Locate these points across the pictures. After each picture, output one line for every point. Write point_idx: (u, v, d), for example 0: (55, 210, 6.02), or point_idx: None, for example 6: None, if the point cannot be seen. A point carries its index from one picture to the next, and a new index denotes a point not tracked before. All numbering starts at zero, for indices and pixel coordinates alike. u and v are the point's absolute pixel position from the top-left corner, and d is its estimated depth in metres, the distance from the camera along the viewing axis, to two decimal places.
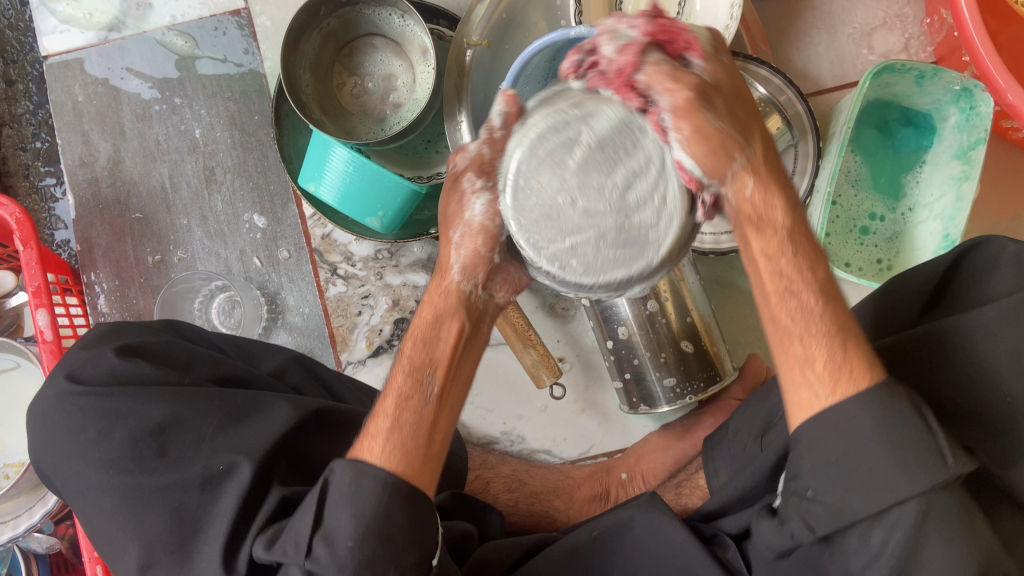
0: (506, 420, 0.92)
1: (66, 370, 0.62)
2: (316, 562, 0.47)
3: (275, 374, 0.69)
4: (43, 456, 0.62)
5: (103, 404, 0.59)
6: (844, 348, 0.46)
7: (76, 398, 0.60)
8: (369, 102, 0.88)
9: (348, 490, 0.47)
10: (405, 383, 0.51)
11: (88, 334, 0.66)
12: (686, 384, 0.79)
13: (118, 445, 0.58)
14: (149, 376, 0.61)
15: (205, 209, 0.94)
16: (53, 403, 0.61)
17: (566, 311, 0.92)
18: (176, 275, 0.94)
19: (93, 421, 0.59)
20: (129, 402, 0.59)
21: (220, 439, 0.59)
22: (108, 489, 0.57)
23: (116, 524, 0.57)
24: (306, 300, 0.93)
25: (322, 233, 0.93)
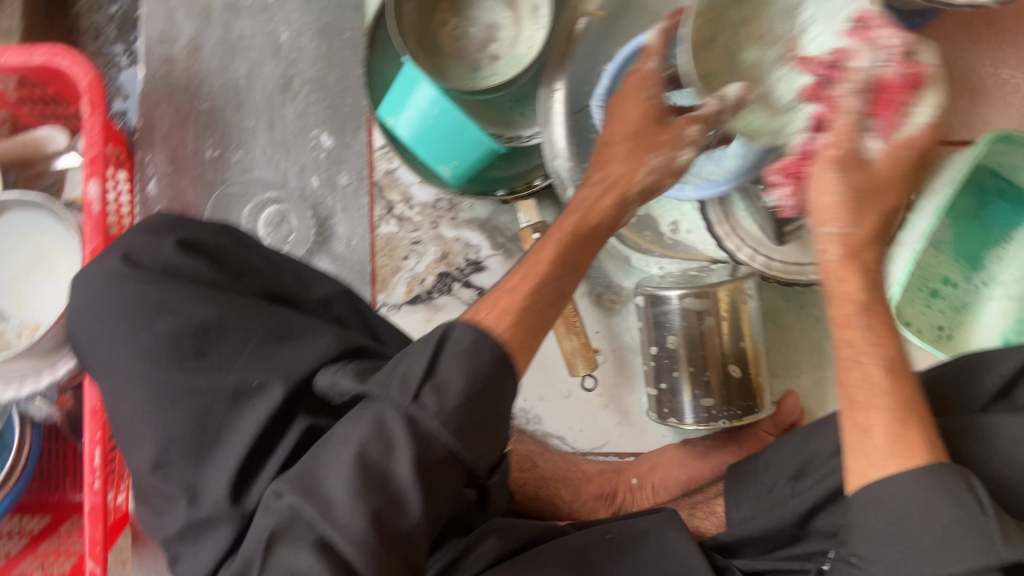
0: (527, 398, 0.91)
1: (123, 248, 0.60)
2: (421, 408, 0.46)
3: (322, 301, 0.67)
4: (78, 330, 0.60)
5: (152, 294, 0.58)
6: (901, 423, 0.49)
7: (126, 280, 0.58)
8: (467, 46, 0.84)
9: (466, 351, 0.48)
10: (548, 281, 0.55)
11: (150, 218, 0.63)
12: (724, 408, 0.76)
13: (158, 337, 0.57)
14: (203, 277, 0.60)
15: (274, 115, 0.91)
16: (100, 278, 0.59)
17: (613, 304, 0.90)
18: (231, 176, 0.91)
19: (138, 308, 0.58)
20: (180, 298, 0.58)
21: (259, 353, 0.57)
22: (138, 378, 0.56)
23: (140, 415, 0.55)
24: (356, 233, 0.91)
25: (387, 168, 0.90)
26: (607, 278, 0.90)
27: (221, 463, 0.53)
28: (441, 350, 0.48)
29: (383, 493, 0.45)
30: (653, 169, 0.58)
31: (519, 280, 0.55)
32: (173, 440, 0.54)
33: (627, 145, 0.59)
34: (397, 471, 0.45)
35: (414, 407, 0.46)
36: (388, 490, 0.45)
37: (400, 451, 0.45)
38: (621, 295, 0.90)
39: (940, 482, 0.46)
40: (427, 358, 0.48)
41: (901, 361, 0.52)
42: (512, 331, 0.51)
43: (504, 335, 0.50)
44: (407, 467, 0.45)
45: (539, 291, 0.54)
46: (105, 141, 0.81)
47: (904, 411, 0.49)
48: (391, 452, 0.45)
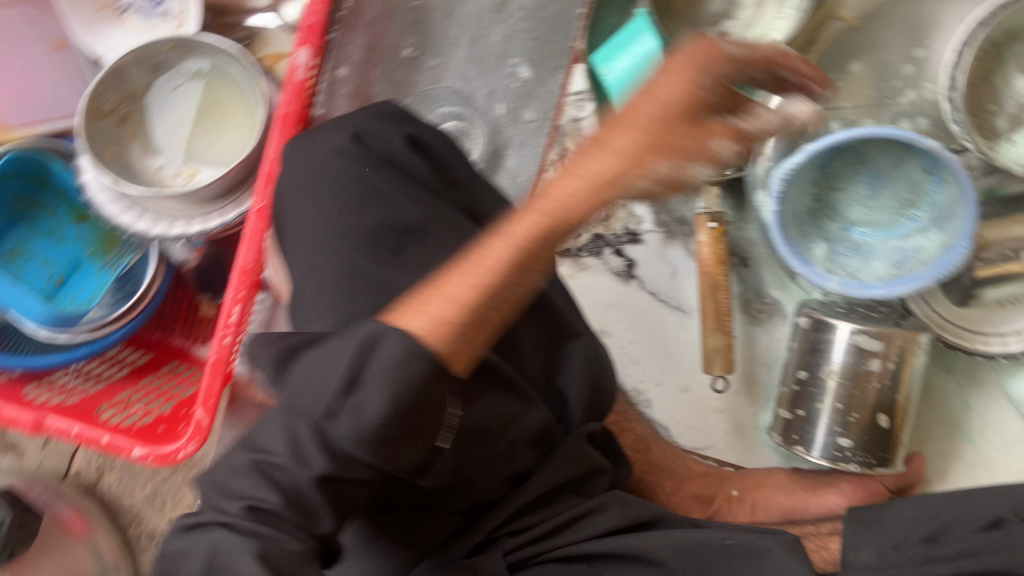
0: (643, 379, 0.89)
1: (354, 126, 0.61)
2: (336, 427, 0.41)
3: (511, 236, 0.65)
4: (283, 191, 0.61)
5: (370, 180, 0.58)
6: None
7: (347, 158, 0.58)
8: (699, 19, 0.83)
9: (365, 357, 0.41)
10: (500, 271, 0.42)
11: (381, 104, 0.64)
12: (859, 453, 0.75)
13: (364, 223, 0.56)
14: (418, 177, 0.60)
15: (480, 33, 0.89)
16: (326, 149, 0.60)
17: (758, 314, 0.88)
18: (421, 81, 0.90)
19: (353, 189, 0.57)
20: (394, 189, 0.58)
21: (452, 269, 0.56)
22: (332, 254, 0.55)
23: (321, 290, 0.55)
24: (524, 170, 0.88)
25: (575, 115, 0.89)
26: (760, 287, 0.88)
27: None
28: (363, 364, 0.41)
29: (301, 509, 0.42)
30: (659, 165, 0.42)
31: (456, 277, 0.43)
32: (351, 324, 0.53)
33: (653, 125, 0.42)
34: (303, 482, 0.41)
35: (328, 425, 0.41)
36: (306, 502, 0.42)
37: (313, 464, 0.41)
38: (772, 307, 0.88)
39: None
40: (347, 371, 0.41)
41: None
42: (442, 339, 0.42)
43: (441, 355, 0.41)
44: (309, 478, 0.41)
45: (460, 309, 0.42)
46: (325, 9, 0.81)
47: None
48: (303, 464, 0.41)
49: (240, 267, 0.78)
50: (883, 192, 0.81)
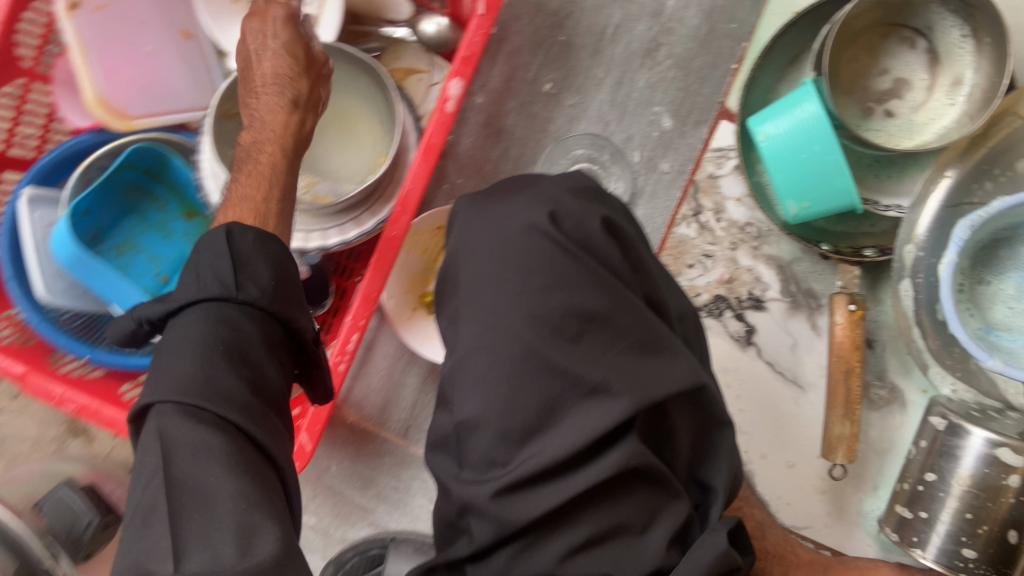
0: (749, 450, 0.87)
1: (549, 202, 0.60)
2: (247, 294, 0.51)
3: (682, 317, 0.65)
4: (463, 253, 0.62)
5: (560, 263, 0.58)
6: None
7: (540, 240, 0.59)
8: (865, 92, 0.80)
9: (206, 245, 0.52)
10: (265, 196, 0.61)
11: (573, 176, 0.63)
12: (982, 567, 0.71)
13: (548, 307, 0.57)
14: (606, 263, 0.60)
15: (626, 76, 0.87)
16: (517, 221, 0.61)
17: (877, 400, 0.85)
18: (556, 117, 0.87)
19: (542, 272, 0.58)
20: (582, 277, 0.58)
21: (623, 362, 0.58)
22: (513, 336, 0.57)
23: (493, 372, 0.57)
24: (653, 221, 0.88)
25: (712, 172, 0.86)
26: (882, 371, 0.85)
27: (544, 451, 0.55)
28: (229, 244, 0.52)
29: (246, 370, 0.48)
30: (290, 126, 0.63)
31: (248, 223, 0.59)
32: (521, 409, 0.56)
33: None
34: (254, 355, 0.49)
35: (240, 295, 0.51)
36: (251, 373, 0.48)
37: (248, 336, 0.50)
38: (891, 394, 0.85)
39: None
40: (230, 254, 0.52)
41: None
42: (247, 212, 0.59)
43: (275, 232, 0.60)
44: (255, 337, 0.50)
45: None
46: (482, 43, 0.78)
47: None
48: (235, 347, 0.48)
49: (363, 295, 0.76)
50: None
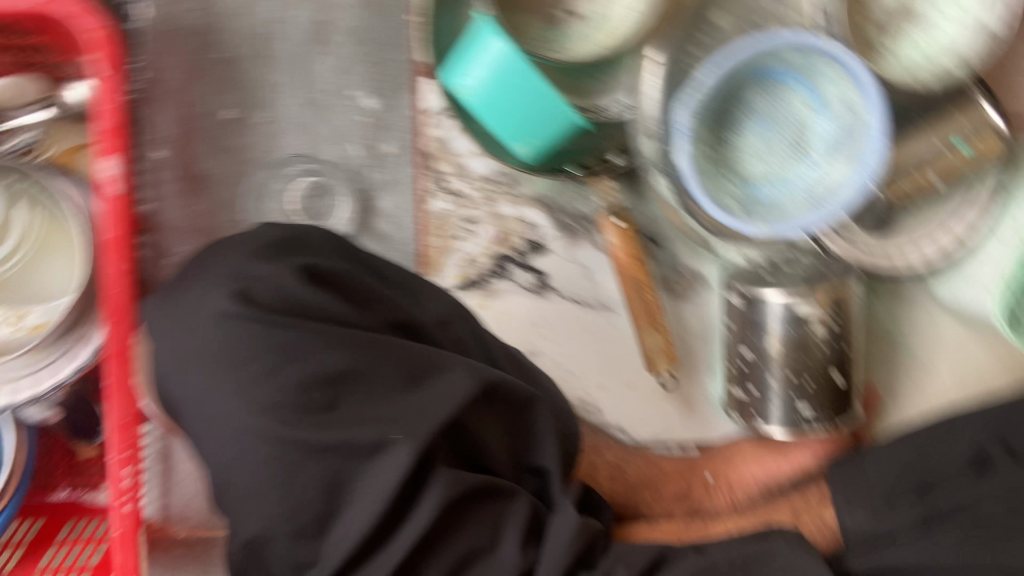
0: (587, 388, 0.85)
1: (236, 281, 0.53)
2: None
3: (441, 321, 0.60)
4: (170, 369, 0.52)
5: (278, 336, 0.51)
6: None
7: (243, 322, 0.51)
8: (546, 3, 0.75)
9: None
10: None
11: (259, 236, 0.56)
12: (818, 414, 0.74)
13: (284, 386, 0.49)
14: (331, 312, 0.53)
15: (306, 71, 0.78)
16: (209, 312, 0.52)
17: (680, 290, 0.84)
18: (252, 142, 0.78)
19: (262, 353, 0.50)
20: (308, 340, 0.51)
21: (392, 403, 0.52)
22: (259, 435, 0.48)
23: (257, 482, 0.48)
24: (402, 209, 0.80)
25: (439, 135, 0.79)
26: (676, 263, 0.84)
27: (344, 536, 0.48)
28: None
29: None
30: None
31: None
32: (303, 507, 0.48)
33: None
34: None
35: None
36: None
37: None
38: (691, 279, 0.84)
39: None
40: None
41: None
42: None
43: None
44: None
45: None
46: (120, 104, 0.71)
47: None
48: None
49: (118, 425, 0.68)
50: (773, 141, 0.75)
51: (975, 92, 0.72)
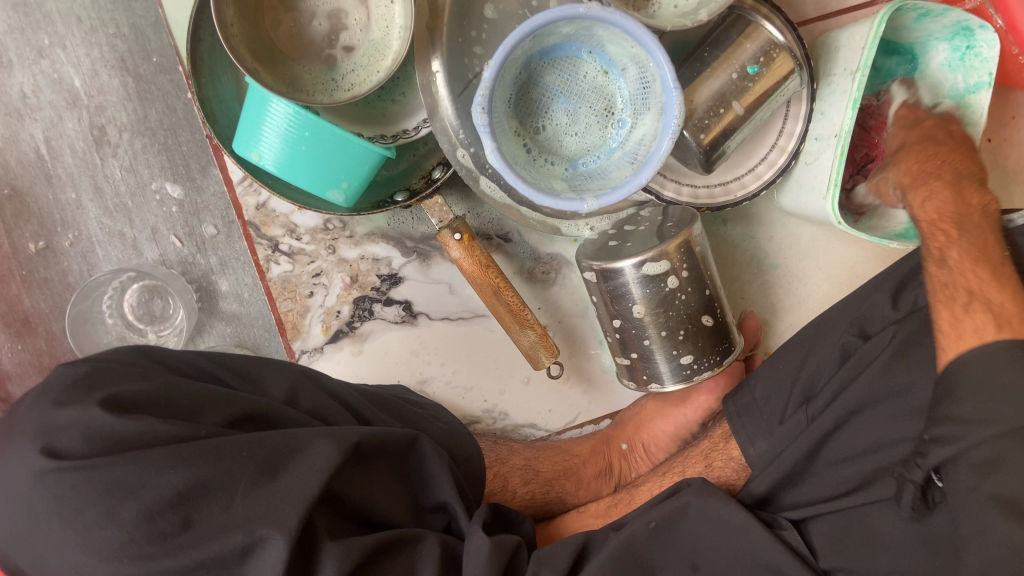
0: (487, 397, 0.84)
1: (41, 437, 0.48)
2: None
3: (287, 399, 0.58)
4: (11, 542, 0.48)
5: (103, 480, 0.46)
6: (970, 303, 0.54)
7: (62, 478, 0.46)
8: (312, 45, 0.71)
9: None
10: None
11: (55, 379, 0.51)
12: (702, 360, 0.74)
13: (130, 527, 0.46)
14: (159, 433, 0.49)
15: (98, 178, 0.75)
16: (25, 477, 0.47)
17: (547, 275, 0.84)
18: (70, 265, 0.76)
19: (93, 502, 0.46)
20: (140, 472, 0.47)
21: (254, 499, 0.49)
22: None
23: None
24: (244, 284, 0.78)
25: (257, 202, 0.77)
26: (532, 250, 0.83)
27: None
28: None
29: None
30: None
31: None
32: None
33: None
34: None
35: None
36: None
37: None
38: (553, 262, 0.84)
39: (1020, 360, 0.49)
40: None
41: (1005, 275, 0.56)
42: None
43: None
44: None
45: None
46: None
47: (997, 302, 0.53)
48: None
49: None
50: (581, 112, 0.76)
51: (753, 13, 0.73)
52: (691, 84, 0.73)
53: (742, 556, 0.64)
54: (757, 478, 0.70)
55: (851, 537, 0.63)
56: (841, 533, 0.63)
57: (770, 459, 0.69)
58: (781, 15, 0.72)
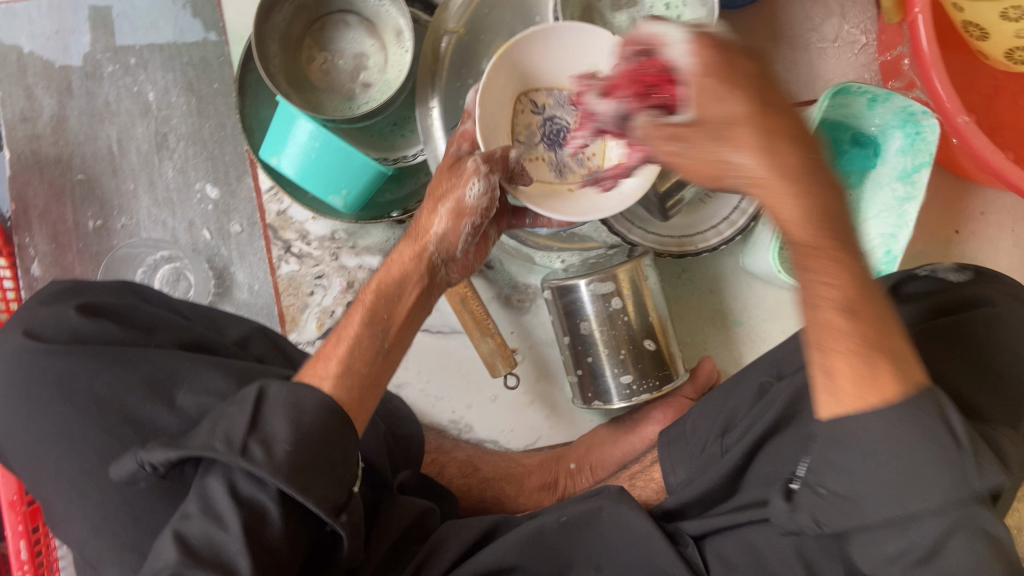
0: (455, 408, 0.92)
1: (27, 325, 0.62)
2: None
3: (239, 343, 0.70)
4: None
5: (65, 362, 0.60)
6: (868, 357, 0.44)
7: (36, 356, 0.60)
8: (338, 79, 0.86)
9: None
10: (364, 335, 0.60)
11: (46, 288, 0.65)
12: (641, 382, 0.81)
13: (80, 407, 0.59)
14: (114, 336, 0.62)
15: (153, 175, 0.91)
16: (9, 357, 0.61)
17: (522, 303, 0.93)
18: (119, 243, 0.90)
19: (54, 381, 0.59)
20: (95, 361, 0.60)
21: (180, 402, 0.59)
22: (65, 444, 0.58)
23: (68, 488, 0.57)
24: (257, 277, 0.91)
25: (278, 209, 0.90)
26: (511, 279, 0.93)
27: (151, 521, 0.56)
28: None
29: None
30: (444, 216, 0.64)
31: None
32: (114, 509, 0.56)
33: None
34: None
35: None
36: None
37: None
38: (528, 293, 0.93)
39: (912, 415, 0.43)
40: None
41: (874, 310, 0.45)
42: (345, 391, 0.56)
43: None
44: None
45: None
46: None
47: (876, 351, 0.44)
48: None
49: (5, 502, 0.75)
50: None
51: None
52: None
53: (641, 563, 0.67)
54: (671, 496, 0.73)
55: (739, 554, 0.64)
56: (731, 552, 0.65)
57: (684, 483, 0.72)
58: None
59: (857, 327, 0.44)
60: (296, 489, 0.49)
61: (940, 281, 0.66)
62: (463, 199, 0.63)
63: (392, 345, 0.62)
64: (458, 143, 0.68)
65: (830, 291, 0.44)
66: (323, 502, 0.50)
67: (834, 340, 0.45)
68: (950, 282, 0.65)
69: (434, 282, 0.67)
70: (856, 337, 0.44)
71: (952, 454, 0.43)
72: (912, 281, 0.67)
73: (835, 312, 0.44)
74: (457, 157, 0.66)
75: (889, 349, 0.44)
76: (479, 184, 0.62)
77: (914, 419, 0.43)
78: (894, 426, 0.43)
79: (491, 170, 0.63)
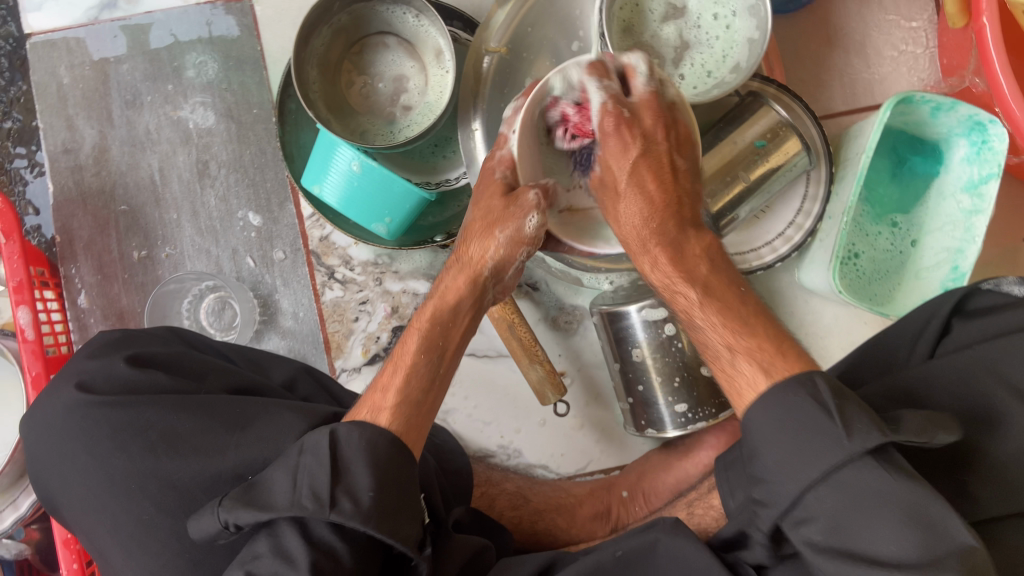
0: (503, 433, 0.91)
1: (76, 378, 0.62)
2: None
3: (286, 385, 0.69)
4: (45, 463, 0.61)
5: (116, 414, 0.59)
6: (747, 362, 0.54)
7: (87, 408, 0.60)
8: (378, 102, 0.84)
9: None
10: (420, 361, 0.59)
11: (95, 340, 0.65)
12: (698, 410, 0.78)
13: (134, 460, 0.58)
14: (163, 386, 0.61)
15: (196, 204, 0.90)
16: (62, 412, 0.61)
17: (569, 325, 0.91)
18: (164, 272, 0.90)
19: (109, 433, 0.58)
20: (145, 413, 0.58)
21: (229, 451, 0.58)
22: (123, 498, 0.57)
23: (127, 540, 0.57)
24: (301, 304, 0.90)
25: (321, 235, 0.89)
26: (558, 300, 0.91)
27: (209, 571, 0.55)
28: None
29: None
30: (504, 244, 0.61)
31: None
32: (172, 559, 0.56)
33: None
34: None
35: None
36: None
37: None
38: (575, 314, 0.91)
39: (788, 399, 0.49)
40: None
41: (740, 309, 0.58)
42: (402, 423, 0.54)
43: None
44: None
45: None
46: (27, 264, 0.81)
47: (744, 347, 0.55)
48: None
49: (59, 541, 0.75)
50: None
51: (767, 98, 0.80)
52: (709, 154, 0.80)
53: None
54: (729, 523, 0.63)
55: None
56: None
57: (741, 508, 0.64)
58: (802, 102, 0.82)
59: (727, 337, 0.56)
60: (385, 535, 0.47)
61: (1001, 295, 0.61)
62: (522, 229, 0.59)
63: (445, 359, 0.60)
64: (497, 166, 0.61)
65: (710, 314, 0.58)
66: (408, 542, 0.49)
67: (714, 336, 0.57)
68: (1013, 297, 0.60)
69: (482, 303, 0.65)
70: (734, 336, 0.56)
71: (834, 428, 0.46)
72: (976, 296, 0.62)
73: (714, 324, 0.57)
74: (505, 182, 0.61)
75: (756, 348, 0.55)
76: (539, 216, 0.59)
77: (792, 405, 0.49)
78: (787, 417, 0.49)
79: (539, 195, 0.59)
